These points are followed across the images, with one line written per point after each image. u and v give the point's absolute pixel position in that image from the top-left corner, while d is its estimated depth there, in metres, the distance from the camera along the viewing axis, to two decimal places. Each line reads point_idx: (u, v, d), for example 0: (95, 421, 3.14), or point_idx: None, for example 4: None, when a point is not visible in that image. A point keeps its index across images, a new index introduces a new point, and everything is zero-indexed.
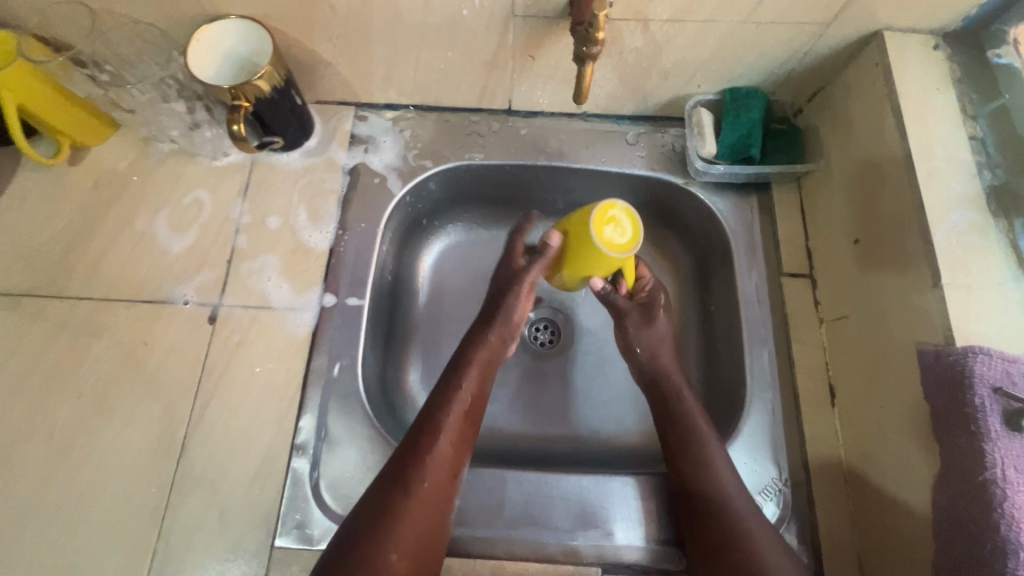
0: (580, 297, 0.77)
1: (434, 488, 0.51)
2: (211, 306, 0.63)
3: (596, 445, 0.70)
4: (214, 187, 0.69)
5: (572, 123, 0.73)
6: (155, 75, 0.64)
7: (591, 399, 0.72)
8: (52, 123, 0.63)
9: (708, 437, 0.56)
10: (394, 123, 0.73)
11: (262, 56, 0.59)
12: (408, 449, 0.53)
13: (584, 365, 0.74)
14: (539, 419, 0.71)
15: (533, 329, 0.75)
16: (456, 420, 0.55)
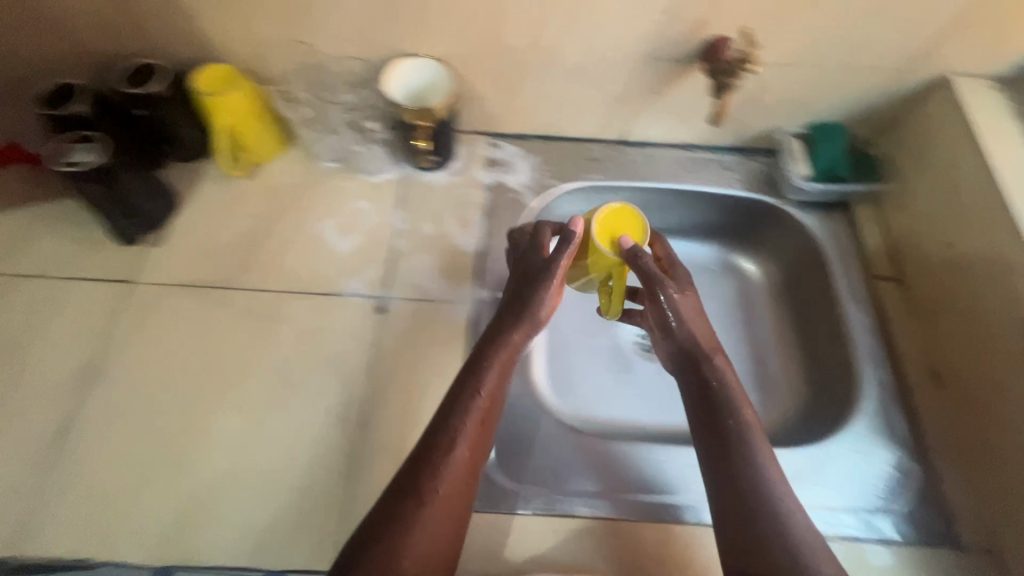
0: None
1: (449, 502, 0.50)
2: (378, 298, 0.71)
3: None
4: (373, 199, 0.78)
5: (676, 151, 0.85)
6: (341, 103, 0.77)
7: None
8: (247, 142, 0.75)
9: (750, 430, 0.55)
10: (524, 150, 0.84)
11: (440, 86, 0.72)
12: (428, 442, 0.52)
13: None
14: (662, 410, 0.76)
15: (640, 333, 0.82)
16: (468, 428, 0.53)
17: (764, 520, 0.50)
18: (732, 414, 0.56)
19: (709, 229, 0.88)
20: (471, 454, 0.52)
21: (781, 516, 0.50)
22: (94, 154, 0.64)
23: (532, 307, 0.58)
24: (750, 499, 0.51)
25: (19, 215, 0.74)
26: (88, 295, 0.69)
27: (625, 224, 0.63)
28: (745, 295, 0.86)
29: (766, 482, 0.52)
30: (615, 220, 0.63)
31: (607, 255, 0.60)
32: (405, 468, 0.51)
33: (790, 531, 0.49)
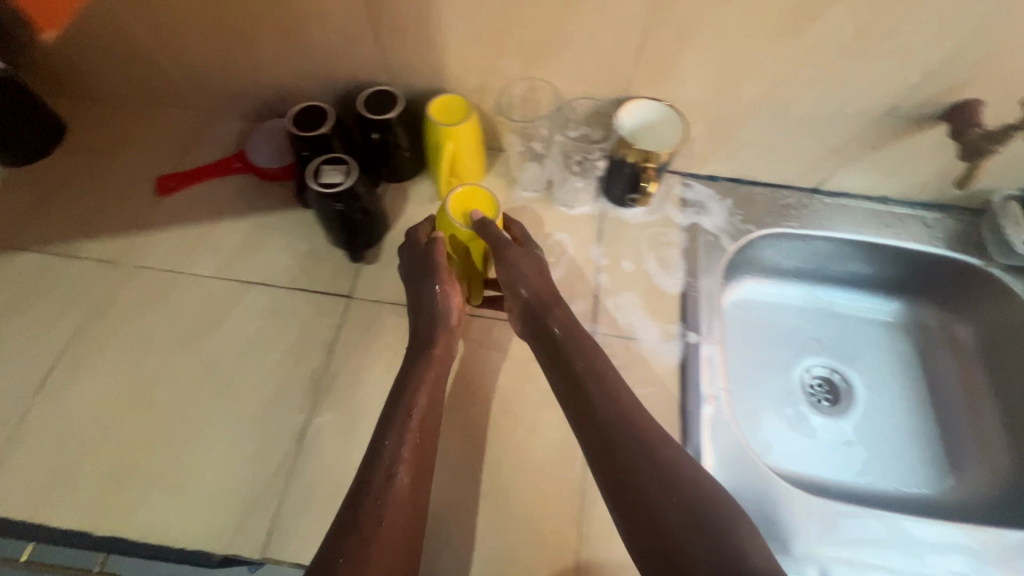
0: (851, 360, 0.87)
1: (400, 529, 0.52)
2: (586, 333, 0.72)
3: (898, 493, 0.77)
4: (573, 232, 0.80)
5: (871, 204, 0.83)
6: (555, 135, 0.75)
7: (882, 452, 0.80)
8: (462, 169, 0.77)
9: (619, 414, 0.58)
10: (715, 192, 0.84)
11: (666, 124, 0.71)
12: (374, 454, 0.56)
13: (867, 422, 0.83)
14: (839, 466, 0.79)
15: (812, 387, 0.86)
16: (409, 451, 0.56)
17: (686, 504, 0.50)
18: (620, 399, 0.59)
19: (895, 282, 0.87)
20: (415, 479, 0.55)
21: (693, 496, 0.51)
22: (341, 174, 0.68)
23: (441, 312, 0.67)
24: (676, 507, 0.50)
25: (244, 225, 0.78)
26: (313, 308, 0.72)
27: (481, 200, 0.70)
28: (924, 354, 0.86)
29: (666, 465, 0.53)
30: (468, 198, 0.70)
31: (459, 228, 0.68)
32: (361, 481, 0.54)
33: (707, 513, 0.49)
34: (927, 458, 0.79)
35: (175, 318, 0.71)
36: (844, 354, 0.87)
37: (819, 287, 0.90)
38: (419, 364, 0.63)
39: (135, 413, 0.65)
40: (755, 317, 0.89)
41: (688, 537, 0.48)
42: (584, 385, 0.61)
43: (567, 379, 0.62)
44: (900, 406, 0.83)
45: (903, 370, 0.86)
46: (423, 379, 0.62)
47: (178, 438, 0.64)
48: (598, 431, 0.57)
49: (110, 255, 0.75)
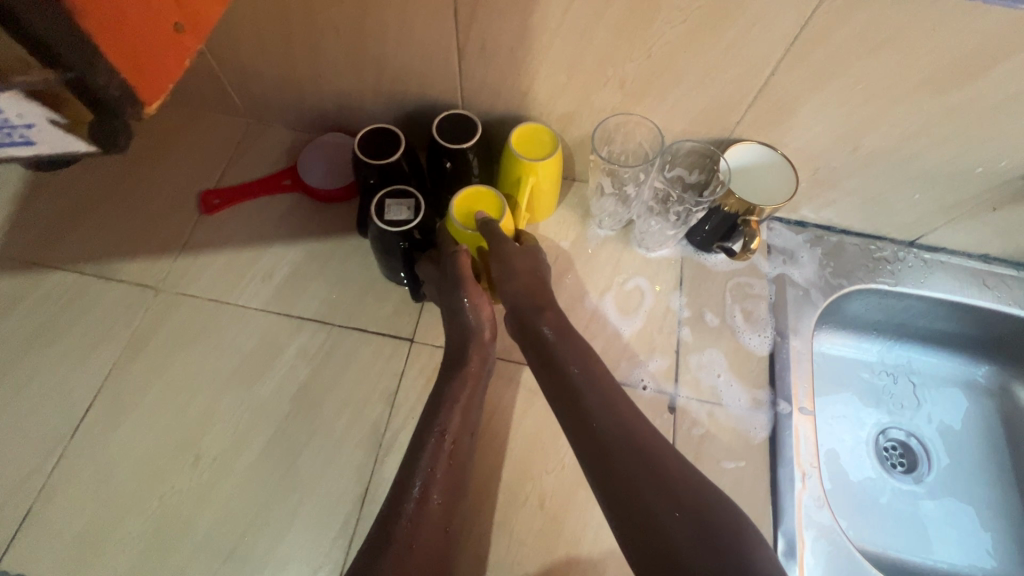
0: (931, 425, 0.81)
1: (432, 553, 0.48)
2: (668, 395, 0.66)
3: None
4: (651, 277, 0.73)
5: (970, 261, 0.78)
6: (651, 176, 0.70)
7: (959, 530, 0.75)
8: (538, 203, 0.70)
9: (617, 420, 0.51)
10: (804, 239, 0.78)
11: (773, 170, 0.65)
12: (406, 484, 0.51)
13: (944, 495, 0.78)
14: (918, 542, 0.74)
15: (887, 452, 0.80)
16: (441, 471, 0.52)
17: (689, 518, 0.44)
18: (616, 404, 0.53)
19: (984, 343, 0.82)
20: (444, 501, 0.51)
21: (698, 509, 0.44)
22: (407, 211, 0.61)
23: (475, 326, 0.61)
24: (675, 525, 0.43)
25: (296, 252, 0.71)
26: (372, 352, 0.66)
27: (487, 202, 0.66)
28: (1009, 424, 0.81)
29: (668, 475, 0.47)
30: (475, 199, 0.66)
31: (461, 229, 0.64)
32: (388, 512, 0.49)
33: (711, 525, 0.43)
34: (1009, 536, 0.75)
35: (224, 355, 0.65)
36: (923, 417, 0.82)
37: (900, 343, 0.84)
38: (447, 381, 0.58)
39: (181, 464, 0.59)
40: (829, 371, 0.83)
41: (695, 553, 0.42)
42: (576, 388, 0.54)
43: (556, 383, 0.56)
44: (980, 478, 0.78)
45: (984, 439, 0.81)
46: (457, 398, 0.57)
47: (228, 495, 0.58)
48: (592, 441, 0.51)
49: (150, 278, 0.69)
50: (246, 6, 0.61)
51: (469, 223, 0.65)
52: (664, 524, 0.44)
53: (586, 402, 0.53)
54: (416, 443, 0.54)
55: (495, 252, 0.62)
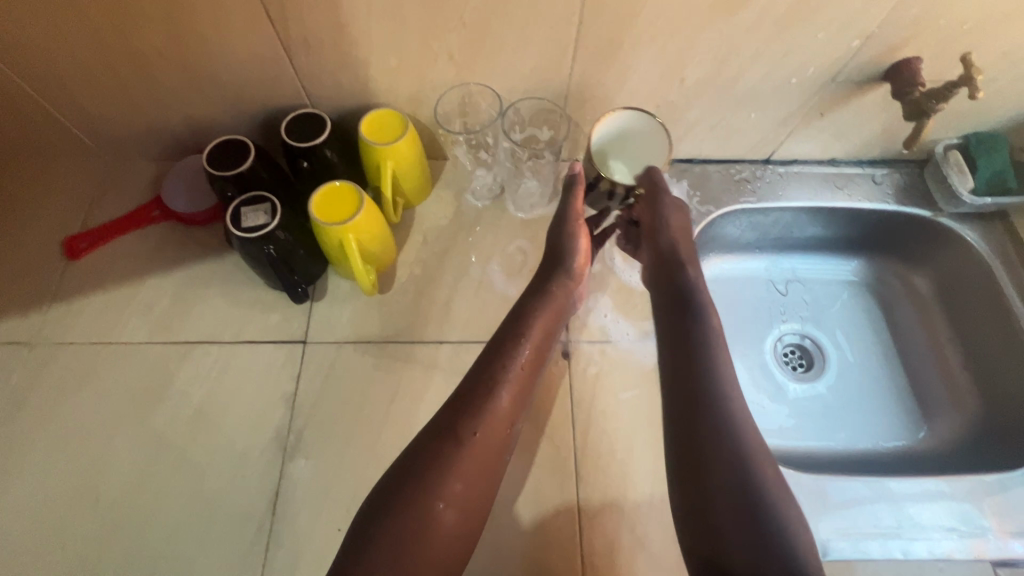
0: (822, 324, 0.88)
1: (484, 454, 0.51)
2: (561, 343, 0.69)
3: (877, 453, 0.78)
4: (533, 237, 0.76)
5: (822, 167, 0.84)
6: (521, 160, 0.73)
7: (857, 414, 0.81)
8: (407, 187, 0.73)
9: (726, 411, 0.50)
10: (671, 175, 0.82)
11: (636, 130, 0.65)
12: (473, 391, 0.54)
13: (842, 384, 0.84)
14: (822, 431, 0.80)
15: (787, 355, 0.86)
16: (511, 381, 0.55)
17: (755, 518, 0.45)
18: (729, 391, 0.51)
19: (851, 240, 0.88)
20: (511, 408, 0.54)
21: (766, 504, 0.45)
22: (265, 215, 0.61)
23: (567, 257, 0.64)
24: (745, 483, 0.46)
25: (173, 278, 0.70)
26: (266, 361, 0.66)
27: (345, 196, 0.63)
28: (889, 310, 0.87)
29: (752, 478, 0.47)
30: (335, 192, 0.63)
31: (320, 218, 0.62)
32: (442, 422, 0.52)
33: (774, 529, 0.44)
34: (902, 406, 0.81)
35: (111, 394, 0.64)
36: (813, 317, 0.88)
37: (782, 254, 0.90)
38: (536, 298, 0.61)
39: (82, 509, 0.58)
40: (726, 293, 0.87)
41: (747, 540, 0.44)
42: (693, 363, 0.53)
43: (678, 350, 0.54)
44: (872, 362, 0.85)
45: (871, 327, 0.87)
46: (541, 311, 0.60)
47: (136, 528, 0.58)
48: (694, 414, 0.50)
49: (24, 333, 0.67)
50: (58, 41, 0.60)
51: (327, 215, 0.62)
52: (735, 472, 0.47)
53: (697, 378, 0.52)
54: (490, 352, 0.57)
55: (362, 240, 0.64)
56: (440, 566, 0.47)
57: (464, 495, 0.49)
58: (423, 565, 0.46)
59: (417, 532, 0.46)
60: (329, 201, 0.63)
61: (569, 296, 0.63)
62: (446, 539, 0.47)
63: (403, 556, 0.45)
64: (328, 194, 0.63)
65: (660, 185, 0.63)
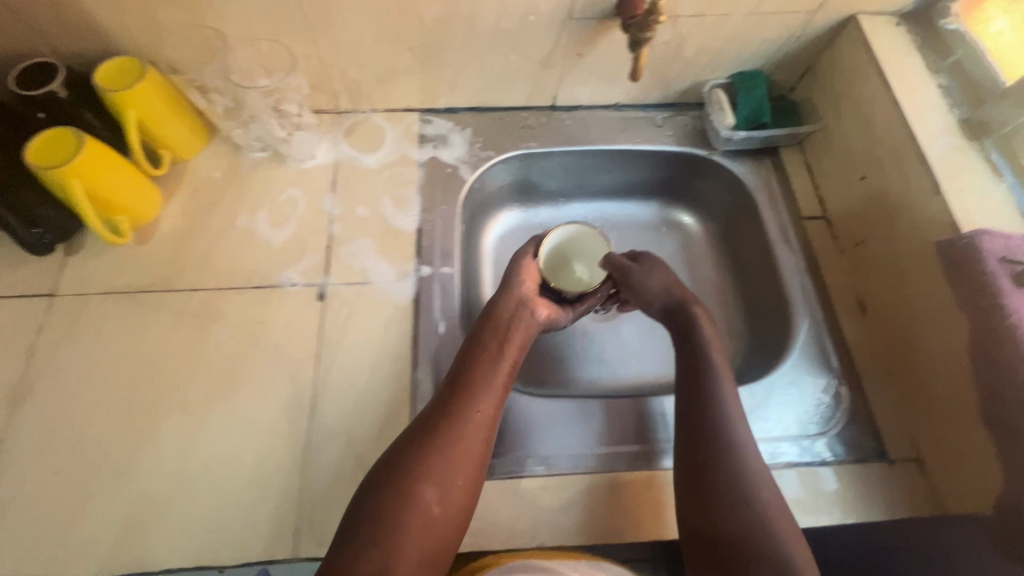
0: None
1: (469, 450, 0.56)
2: (318, 286, 0.70)
3: (656, 382, 0.82)
4: (305, 187, 0.77)
5: (606, 112, 0.86)
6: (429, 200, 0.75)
7: (643, 348, 0.84)
8: (162, 133, 0.72)
9: (730, 464, 0.55)
10: (456, 123, 0.83)
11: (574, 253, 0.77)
12: (445, 403, 0.58)
13: (634, 320, 0.86)
14: (607, 364, 0.83)
15: None
16: (486, 389, 0.60)
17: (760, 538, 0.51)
18: (743, 443, 0.57)
19: (647, 185, 0.90)
20: (491, 409, 0.59)
21: (746, 549, 0.51)
22: None
23: (512, 283, 0.69)
24: (733, 529, 0.52)
25: None
26: (8, 315, 0.66)
27: (65, 139, 0.63)
28: (685, 251, 0.89)
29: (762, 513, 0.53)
30: (54, 136, 0.63)
31: (34, 160, 0.61)
32: (417, 432, 0.56)
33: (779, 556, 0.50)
34: None
35: None
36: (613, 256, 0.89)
37: (584, 199, 0.91)
38: (491, 313, 0.67)
39: None
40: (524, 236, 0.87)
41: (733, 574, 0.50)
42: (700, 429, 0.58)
43: (688, 405, 0.60)
44: None
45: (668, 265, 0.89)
46: (503, 321, 0.66)
47: None
48: (698, 466, 0.56)
49: None
50: None
51: (42, 157, 0.62)
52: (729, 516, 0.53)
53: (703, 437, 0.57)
54: (462, 359, 0.63)
55: (96, 185, 0.64)
56: (419, 546, 0.50)
57: (447, 488, 0.53)
58: (408, 541, 0.50)
59: (392, 515, 0.50)
60: (47, 146, 0.62)
61: (518, 317, 0.66)
62: (433, 527, 0.51)
63: (382, 536, 0.49)
64: (46, 138, 0.63)
65: (627, 266, 0.72)
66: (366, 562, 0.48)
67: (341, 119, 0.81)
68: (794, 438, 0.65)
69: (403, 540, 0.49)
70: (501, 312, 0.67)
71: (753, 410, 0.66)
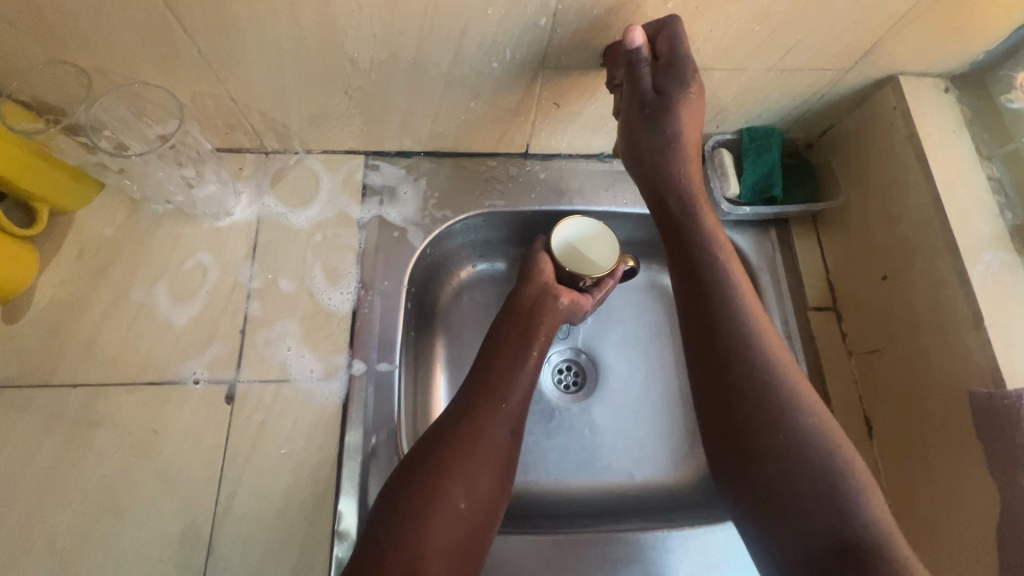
0: (600, 335, 0.76)
1: (493, 443, 0.51)
2: (226, 384, 0.58)
3: (633, 489, 0.69)
4: (218, 250, 0.63)
5: (588, 164, 0.72)
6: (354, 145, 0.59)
7: (624, 442, 0.71)
8: (31, 189, 0.56)
9: (744, 335, 0.52)
10: (408, 171, 0.69)
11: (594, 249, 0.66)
12: (471, 401, 0.54)
13: (613, 405, 0.73)
14: (581, 460, 0.70)
15: (557, 373, 0.75)
16: (509, 375, 0.56)
17: (823, 512, 0.45)
18: (744, 314, 0.53)
19: (633, 245, 0.78)
20: (518, 402, 0.55)
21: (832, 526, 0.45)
22: None
23: (534, 269, 0.65)
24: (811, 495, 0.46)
25: None
26: None
27: None
28: (671, 325, 0.78)
29: (779, 399, 0.49)
30: None
31: None
32: (439, 426, 0.52)
33: (856, 529, 0.44)
34: (670, 430, 0.72)
35: None
36: (593, 326, 0.77)
37: None
38: (514, 298, 0.63)
39: None
40: (488, 300, 0.75)
41: (773, 482, 0.47)
42: (710, 310, 0.54)
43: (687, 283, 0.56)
44: (648, 374, 0.75)
45: (654, 342, 0.77)
46: (527, 306, 0.62)
47: None
48: (716, 361, 0.53)
49: None
50: None
51: None
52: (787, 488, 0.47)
53: (712, 320, 0.54)
54: (485, 348, 0.59)
55: None
56: (446, 548, 0.46)
57: (472, 487, 0.49)
58: (433, 544, 0.45)
59: (421, 515, 0.46)
60: None
61: (541, 303, 0.62)
62: (458, 525, 0.47)
63: (405, 535, 0.45)
64: None
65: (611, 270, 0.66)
66: (388, 563, 0.44)
67: (267, 162, 0.67)
68: None
69: (427, 540, 0.45)
70: (523, 302, 0.62)
71: (731, 557, 0.59)
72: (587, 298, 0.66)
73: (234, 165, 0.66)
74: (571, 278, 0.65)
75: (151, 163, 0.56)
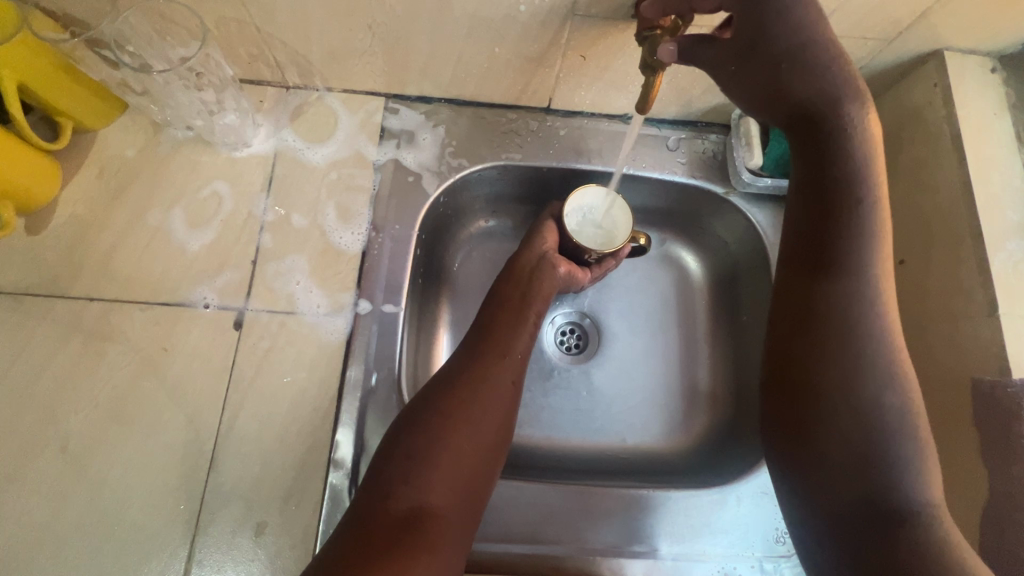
0: (606, 300, 0.76)
1: (496, 388, 0.52)
2: (235, 311, 0.59)
3: (626, 452, 0.70)
4: (234, 180, 0.64)
5: (610, 124, 0.71)
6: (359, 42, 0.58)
7: (621, 407, 0.72)
8: (56, 104, 0.57)
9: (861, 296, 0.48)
10: (427, 116, 0.69)
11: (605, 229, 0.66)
12: (475, 351, 0.55)
13: (613, 370, 0.73)
14: (577, 421, 0.71)
15: (560, 334, 0.75)
16: (512, 327, 0.57)
17: (881, 480, 0.44)
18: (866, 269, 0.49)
19: (647, 213, 0.77)
20: (519, 352, 0.56)
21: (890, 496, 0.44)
22: None
23: (534, 234, 0.64)
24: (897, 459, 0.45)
25: None
26: None
27: None
28: (678, 297, 0.77)
29: (865, 353, 0.48)
30: None
31: None
32: (443, 375, 0.53)
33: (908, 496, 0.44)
34: (667, 399, 0.73)
35: None
36: (600, 291, 0.77)
37: None
38: (517, 259, 0.63)
39: None
40: (497, 257, 0.75)
41: (835, 441, 0.47)
42: (826, 275, 0.50)
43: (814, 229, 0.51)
44: (651, 343, 0.75)
45: (659, 312, 0.76)
46: (532, 266, 0.62)
47: None
48: (813, 322, 0.50)
49: None
50: None
51: None
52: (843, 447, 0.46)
53: (825, 282, 0.50)
54: (487, 304, 0.60)
55: None
56: (450, 486, 0.46)
57: (478, 431, 0.50)
58: (438, 481, 0.46)
59: (426, 454, 0.47)
60: None
61: (541, 271, 0.61)
62: (464, 465, 0.48)
63: (415, 472, 0.46)
64: None
65: (616, 252, 0.65)
66: (396, 499, 0.44)
67: (287, 96, 0.67)
68: (757, 560, 0.59)
69: (437, 477, 0.46)
70: (523, 267, 0.62)
71: (712, 521, 0.60)
72: (586, 275, 0.66)
73: (254, 97, 0.66)
74: (575, 250, 0.65)
75: (171, 86, 0.56)
